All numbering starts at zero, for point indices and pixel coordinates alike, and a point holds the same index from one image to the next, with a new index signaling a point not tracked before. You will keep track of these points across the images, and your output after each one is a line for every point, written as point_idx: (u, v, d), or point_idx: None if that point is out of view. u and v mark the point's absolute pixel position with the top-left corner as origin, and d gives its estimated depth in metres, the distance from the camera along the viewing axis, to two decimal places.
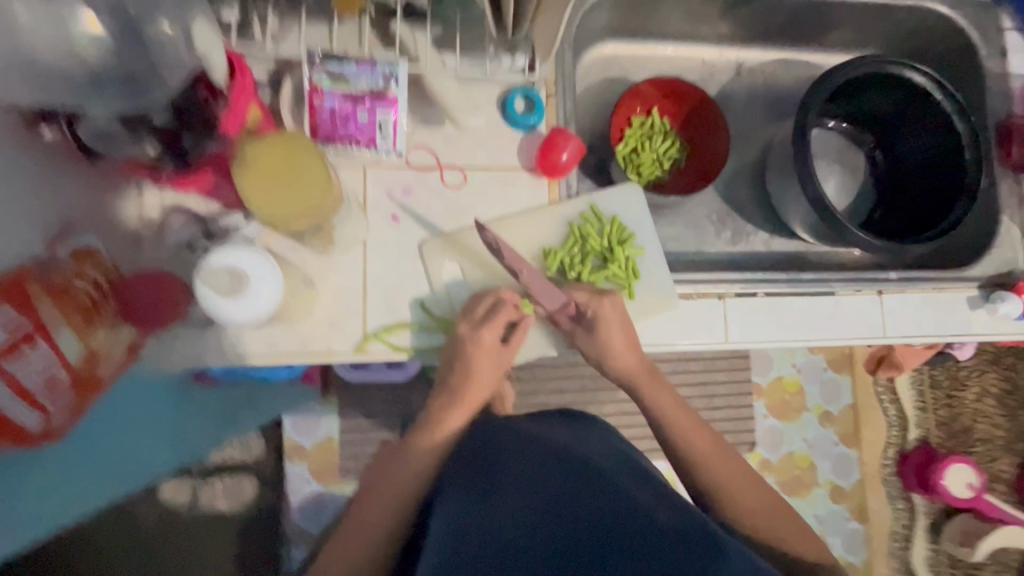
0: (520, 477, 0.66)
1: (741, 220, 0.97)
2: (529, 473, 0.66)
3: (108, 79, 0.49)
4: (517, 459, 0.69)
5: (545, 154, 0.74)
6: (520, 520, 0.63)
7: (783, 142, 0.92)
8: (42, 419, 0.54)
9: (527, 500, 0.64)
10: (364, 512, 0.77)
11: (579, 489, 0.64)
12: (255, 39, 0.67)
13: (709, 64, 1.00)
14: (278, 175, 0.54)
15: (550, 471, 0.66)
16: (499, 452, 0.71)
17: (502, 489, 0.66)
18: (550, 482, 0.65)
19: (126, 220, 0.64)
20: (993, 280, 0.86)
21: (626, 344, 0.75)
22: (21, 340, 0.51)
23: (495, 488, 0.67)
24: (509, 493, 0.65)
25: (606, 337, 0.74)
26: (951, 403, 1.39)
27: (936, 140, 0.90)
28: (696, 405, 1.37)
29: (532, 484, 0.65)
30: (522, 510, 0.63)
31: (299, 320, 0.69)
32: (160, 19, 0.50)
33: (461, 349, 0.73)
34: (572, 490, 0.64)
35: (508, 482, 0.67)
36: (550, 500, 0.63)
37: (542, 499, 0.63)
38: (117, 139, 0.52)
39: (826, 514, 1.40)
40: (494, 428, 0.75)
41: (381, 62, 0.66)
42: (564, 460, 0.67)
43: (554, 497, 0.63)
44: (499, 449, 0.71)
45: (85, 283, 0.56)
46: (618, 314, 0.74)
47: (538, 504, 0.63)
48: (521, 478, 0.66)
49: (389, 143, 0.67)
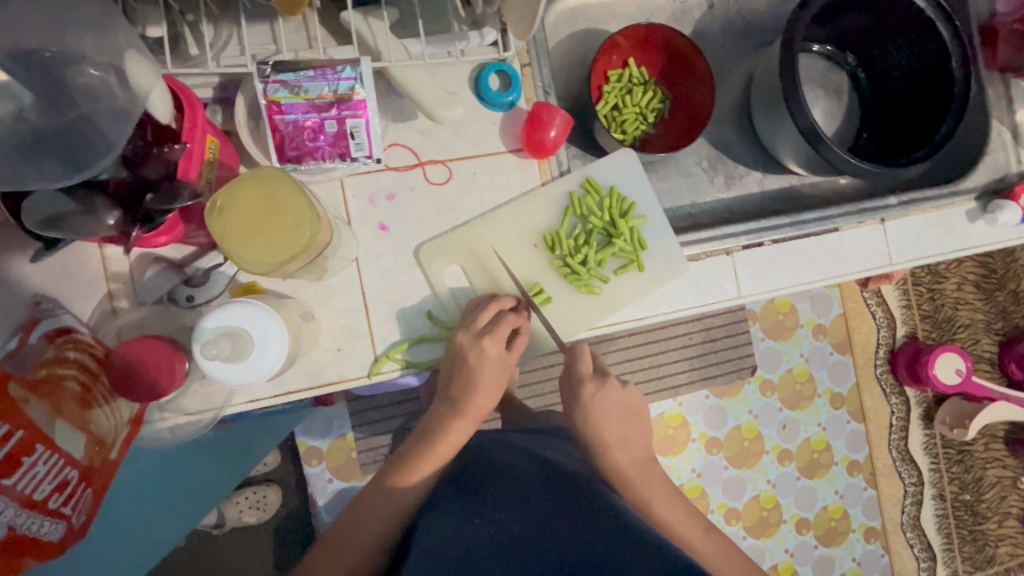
0: (518, 491, 0.69)
1: (732, 163, 0.93)
2: (525, 487, 0.70)
3: (45, 142, 0.44)
4: (518, 477, 0.72)
5: (531, 131, 0.69)
6: (508, 528, 0.64)
7: (766, 74, 0.86)
8: (62, 522, 0.51)
9: (522, 516, 0.65)
10: (340, 534, 0.72)
11: (569, 506, 0.66)
12: (192, 55, 0.60)
13: (679, 1, 0.93)
14: (260, 226, 0.48)
15: (546, 486, 0.70)
16: (500, 469, 0.74)
17: (497, 498, 0.69)
18: (544, 497, 0.68)
19: (91, 274, 0.59)
20: (989, 190, 0.85)
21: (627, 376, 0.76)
22: (20, 451, 0.46)
23: (488, 502, 0.69)
24: (503, 504, 0.68)
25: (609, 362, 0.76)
26: (933, 296, 1.44)
27: (920, 50, 0.86)
28: (695, 339, 1.38)
29: (528, 501, 0.68)
30: (510, 517, 0.66)
31: (305, 354, 0.65)
32: (87, 67, 0.45)
33: (461, 362, 0.68)
34: (560, 504, 0.66)
35: (504, 495, 0.69)
36: (539, 512, 0.66)
37: (537, 512, 0.65)
38: (71, 218, 0.48)
39: (828, 421, 1.46)
40: (500, 456, 0.77)
41: (344, 66, 0.58)
42: (559, 478, 0.71)
43: (544, 507, 0.66)
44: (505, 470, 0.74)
45: (71, 369, 0.51)
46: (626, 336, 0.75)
47: (529, 513, 0.66)
48: (520, 491, 0.69)
49: (365, 150, 0.60)
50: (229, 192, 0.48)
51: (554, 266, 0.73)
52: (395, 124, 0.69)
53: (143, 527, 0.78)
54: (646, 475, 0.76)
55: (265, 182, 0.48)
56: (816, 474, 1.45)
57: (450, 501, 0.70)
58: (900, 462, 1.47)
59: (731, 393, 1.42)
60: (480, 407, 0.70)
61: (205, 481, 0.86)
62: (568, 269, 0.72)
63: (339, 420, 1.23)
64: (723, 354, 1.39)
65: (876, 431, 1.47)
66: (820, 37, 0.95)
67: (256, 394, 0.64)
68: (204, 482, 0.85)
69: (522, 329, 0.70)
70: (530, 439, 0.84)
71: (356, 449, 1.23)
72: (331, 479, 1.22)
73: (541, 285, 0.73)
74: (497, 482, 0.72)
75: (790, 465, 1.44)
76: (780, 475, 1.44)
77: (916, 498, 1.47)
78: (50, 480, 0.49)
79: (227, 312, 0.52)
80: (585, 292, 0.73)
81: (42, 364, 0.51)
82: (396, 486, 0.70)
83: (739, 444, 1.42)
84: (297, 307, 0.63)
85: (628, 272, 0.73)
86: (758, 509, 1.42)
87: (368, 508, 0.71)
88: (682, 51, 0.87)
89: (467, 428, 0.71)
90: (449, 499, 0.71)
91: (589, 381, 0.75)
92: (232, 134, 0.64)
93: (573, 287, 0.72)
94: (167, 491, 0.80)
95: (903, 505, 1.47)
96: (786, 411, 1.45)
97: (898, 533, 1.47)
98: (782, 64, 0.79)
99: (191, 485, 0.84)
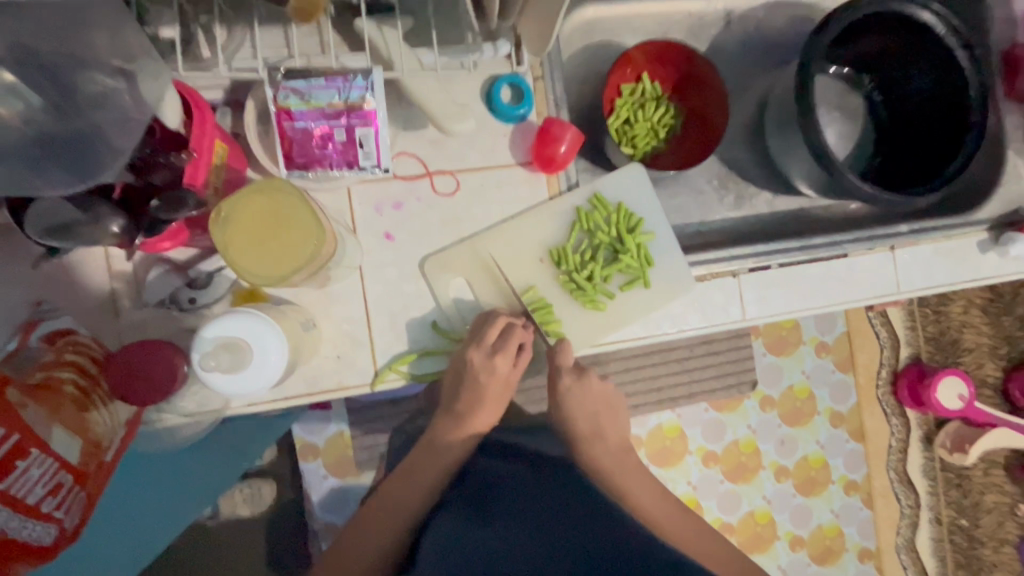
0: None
1: (742, 182, 0.92)
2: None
3: (49, 149, 0.43)
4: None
5: (541, 146, 0.69)
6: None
7: (783, 93, 0.85)
8: (53, 527, 0.50)
9: None
10: (351, 539, 0.73)
11: None
12: (204, 58, 0.60)
13: (696, 16, 0.92)
14: (265, 239, 0.47)
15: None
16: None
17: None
18: None
19: (97, 274, 0.59)
20: (1002, 221, 0.84)
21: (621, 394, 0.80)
22: (14, 455, 0.46)
23: None
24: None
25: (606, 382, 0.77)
26: (938, 319, 1.44)
27: (940, 77, 0.85)
28: (698, 352, 1.38)
29: None
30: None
31: (306, 360, 0.65)
32: (97, 73, 0.45)
33: (472, 378, 0.70)
34: None
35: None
36: None
37: None
38: (74, 226, 0.48)
39: (827, 439, 1.45)
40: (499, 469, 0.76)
41: (356, 75, 0.58)
42: None
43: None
44: None
45: (68, 371, 0.51)
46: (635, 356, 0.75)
47: None
48: None
49: (374, 160, 0.59)
50: (235, 201, 0.47)
51: (559, 282, 0.72)
52: (404, 133, 0.68)
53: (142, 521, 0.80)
54: (643, 493, 0.76)
55: (272, 194, 0.48)
56: (813, 492, 1.44)
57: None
58: (897, 483, 1.46)
59: (730, 407, 1.41)
60: (483, 418, 0.72)
61: (209, 480, 0.87)
62: (573, 284, 0.72)
63: (338, 418, 1.22)
64: (726, 367, 1.38)
65: (876, 452, 1.46)
66: (837, 58, 0.94)
67: (253, 399, 0.64)
68: (207, 482, 0.87)
69: (525, 343, 0.70)
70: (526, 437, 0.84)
71: (354, 447, 1.22)
72: (326, 475, 1.22)
73: (547, 302, 0.72)
74: None
75: (786, 482, 1.43)
76: (776, 491, 1.43)
77: (912, 521, 1.46)
78: (42, 484, 0.49)
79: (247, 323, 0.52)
80: (590, 308, 0.72)
81: (40, 367, 0.50)
82: (394, 503, 0.72)
83: (736, 459, 1.42)
84: (298, 315, 0.62)
85: (634, 288, 0.73)
86: (752, 524, 1.41)
87: (375, 516, 0.72)
88: (696, 69, 0.86)
89: (467, 443, 0.72)
90: None
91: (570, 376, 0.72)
92: (240, 137, 0.63)
93: (577, 301, 0.72)
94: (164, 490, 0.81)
95: (898, 526, 1.47)
96: (785, 427, 1.44)
97: (893, 554, 1.47)
98: (799, 85, 0.78)
99: (192, 486, 0.84)
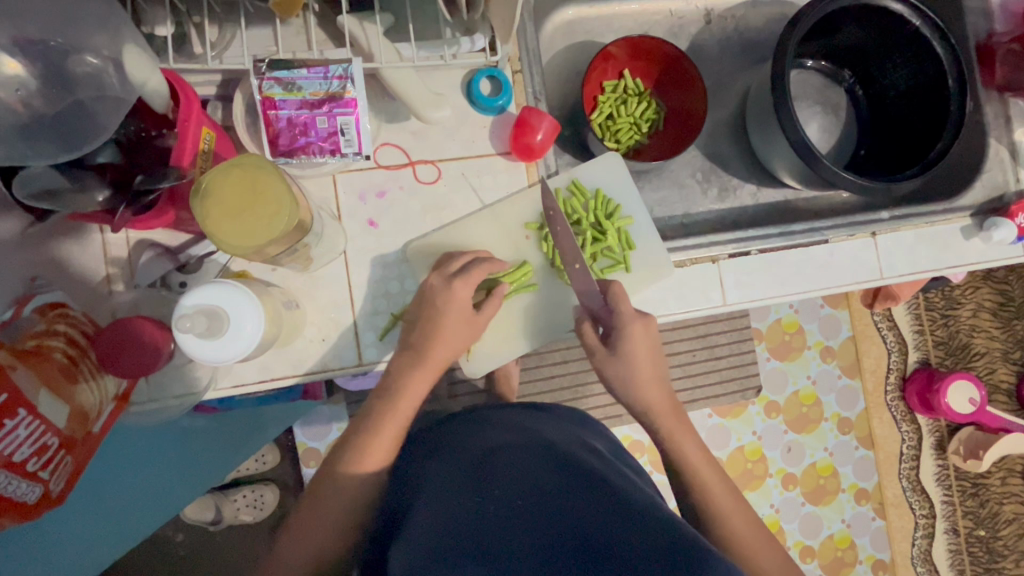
0: (516, 466, 0.62)
1: (726, 175, 0.93)
2: (529, 468, 0.62)
3: (37, 126, 0.48)
4: (520, 457, 0.64)
5: (519, 135, 0.71)
6: (503, 507, 0.56)
7: (761, 88, 0.87)
8: (39, 485, 0.54)
9: (521, 495, 0.57)
10: (312, 502, 0.64)
11: (573, 486, 0.58)
12: (195, 54, 0.63)
13: (675, 16, 0.95)
14: (240, 209, 0.50)
15: (549, 462, 0.63)
16: (505, 451, 0.66)
17: (498, 479, 0.61)
18: (546, 478, 0.60)
19: (94, 258, 0.63)
20: (985, 208, 0.84)
21: (652, 375, 0.71)
22: (4, 415, 0.49)
23: (489, 482, 0.61)
24: (508, 486, 0.59)
25: (630, 359, 0.69)
26: (947, 322, 1.40)
27: (917, 68, 0.86)
28: (699, 357, 1.34)
29: (528, 480, 0.60)
30: (508, 499, 0.57)
31: (292, 340, 0.67)
32: (85, 56, 0.49)
33: (434, 304, 0.66)
34: (565, 482, 0.59)
35: (505, 475, 0.61)
36: (541, 491, 0.57)
37: (536, 491, 0.57)
38: (60, 194, 0.51)
39: (835, 446, 1.40)
40: (496, 436, 0.70)
41: (336, 66, 0.61)
42: (570, 463, 0.63)
43: (548, 490, 0.57)
44: (504, 450, 0.66)
45: (58, 341, 0.54)
46: (647, 340, 0.70)
47: (530, 491, 0.58)
48: (517, 471, 0.61)
49: (355, 147, 0.62)
50: (215, 176, 0.50)
51: (544, 253, 0.74)
52: (387, 125, 0.71)
53: (119, 490, 0.86)
54: None
55: (250, 169, 0.51)
56: (822, 500, 1.39)
57: (450, 483, 0.62)
58: (911, 492, 1.41)
59: (734, 412, 1.37)
60: (441, 352, 0.66)
61: (176, 452, 0.93)
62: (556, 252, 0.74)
63: (338, 423, 1.22)
64: (728, 373, 1.35)
65: (886, 458, 1.41)
66: (815, 53, 0.95)
67: (241, 380, 0.66)
68: (173, 455, 0.92)
69: (496, 292, 0.69)
70: (527, 414, 0.77)
71: None
72: None
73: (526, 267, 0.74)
74: (494, 461, 0.64)
75: (794, 490, 1.38)
76: (785, 499, 1.37)
77: (928, 531, 1.41)
78: (29, 444, 0.52)
79: (242, 307, 0.55)
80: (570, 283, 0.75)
81: (32, 336, 0.54)
82: (357, 455, 0.64)
83: (742, 466, 1.36)
84: (281, 295, 0.64)
85: (615, 272, 0.75)
86: None
87: (328, 476, 0.64)
88: (675, 65, 0.89)
89: (455, 434, 0.73)
90: (449, 477, 0.64)
91: (635, 320, 0.69)
92: (231, 130, 0.67)
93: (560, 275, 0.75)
94: (139, 463, 0.86)
95: (913, 537, 1.41)
96: (792, 434, 1.39)
97: (908, 566, 1.41)
98: (773, 78, 0.79)
99: (161, 457, 0.90)
